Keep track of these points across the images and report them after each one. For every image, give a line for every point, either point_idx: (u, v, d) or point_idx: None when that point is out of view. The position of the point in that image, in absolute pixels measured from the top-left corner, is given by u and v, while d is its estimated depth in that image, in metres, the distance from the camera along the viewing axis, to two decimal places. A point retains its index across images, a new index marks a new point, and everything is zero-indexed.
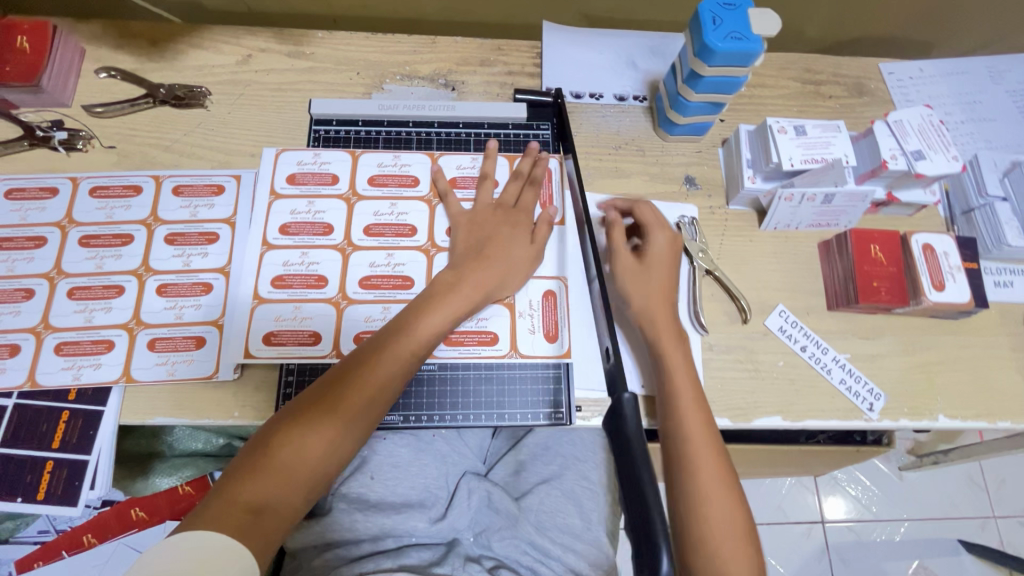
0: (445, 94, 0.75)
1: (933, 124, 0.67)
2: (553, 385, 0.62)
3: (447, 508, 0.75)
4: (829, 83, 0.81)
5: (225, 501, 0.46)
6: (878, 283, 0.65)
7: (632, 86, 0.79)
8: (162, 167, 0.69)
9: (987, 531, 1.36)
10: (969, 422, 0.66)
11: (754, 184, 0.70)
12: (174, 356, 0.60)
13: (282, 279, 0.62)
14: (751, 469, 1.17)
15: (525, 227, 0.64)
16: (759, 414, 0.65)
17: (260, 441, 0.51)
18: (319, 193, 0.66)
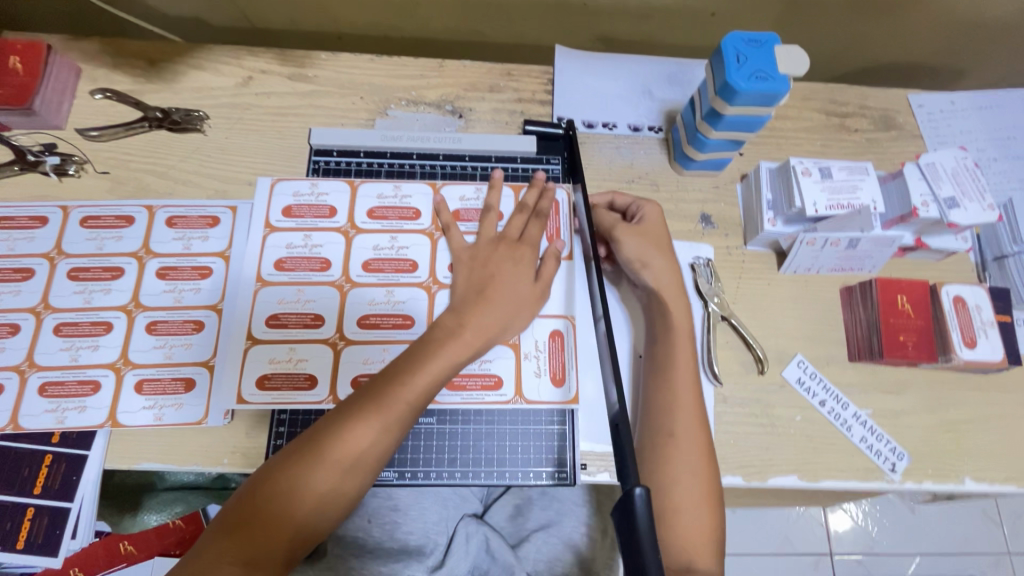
0: (452, 122, 0.72)
1: (968, 168, 0.63)
2: (558, 441, 0.58)
3: (447, 554, 0.72)
4: (855, 116, 0.77)
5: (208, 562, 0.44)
6: (904, 337, 0.62)
7: (647, 116, 0.75)
8: (156, 195, 0.66)
9: (1002, 568, 1.32)
10: (998, 486, 0.62)
11: (774, 227, 0.66)
12: (163, 399, 0.58)
13: (276, 317, 0.59)
14: (759, 503, 1.14)
15: (529, 261, 0.59)
16: (774, 473, 0.61)
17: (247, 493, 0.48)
18: (315, 224, 0.62)
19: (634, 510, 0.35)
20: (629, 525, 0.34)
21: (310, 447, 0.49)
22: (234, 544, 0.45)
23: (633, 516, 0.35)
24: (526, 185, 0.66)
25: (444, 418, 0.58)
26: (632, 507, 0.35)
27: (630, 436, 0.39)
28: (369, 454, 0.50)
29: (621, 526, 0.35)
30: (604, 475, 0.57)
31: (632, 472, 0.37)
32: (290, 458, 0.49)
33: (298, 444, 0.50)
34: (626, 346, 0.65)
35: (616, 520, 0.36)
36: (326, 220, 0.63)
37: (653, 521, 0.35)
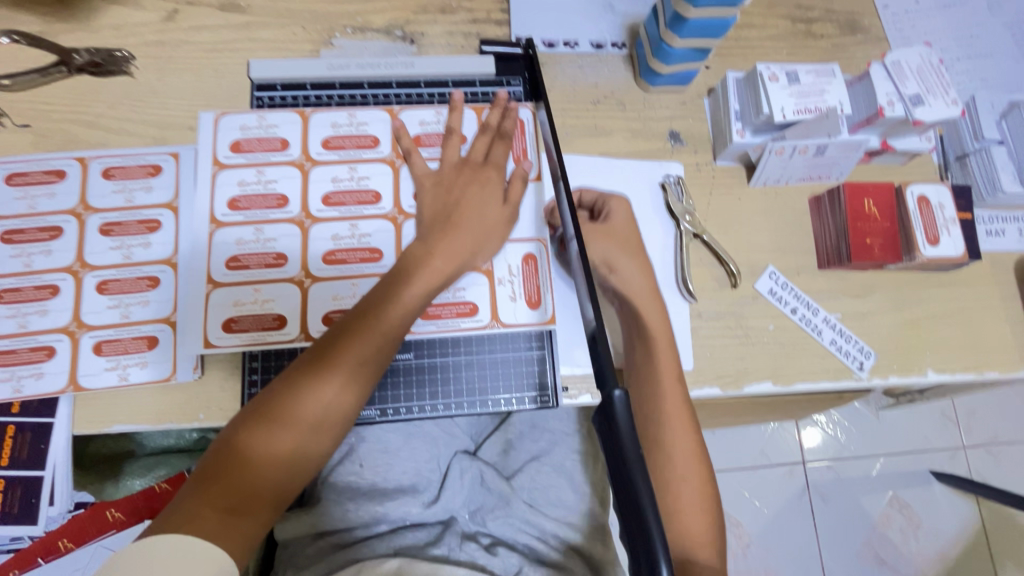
0: (405, 49, 0.67)
1: (932, 65, 0.62)
2: (538, 366, 0.58)
3: (441, 489, 0.73)
4: (821, 21, 0.75)
5: (191, 508, 0.43)
6: (870, 240, 0.63)
7: (609, 32, 0.71)
8: (88, 146, 0.61)
9: (956, 461, 1.43)
10: (957, 375, 0.65)
11: (743, 138, 0.65)
12: (126, 359, 0.55)
13: (236, 259, 0.56)
14: (735, 419, 1.19)
15: (496, 183, 0.57)
16: (749, 380, 0.63)
17: (226, 440, 0.47)
18: (268, 161, 0.58)
19: (614, 411, 0.35)
20: (611, 425, 0.35)
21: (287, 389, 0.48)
22: (217, 488, 0.44)
23: (613, 418, 0.35)
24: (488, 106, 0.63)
25: (422, 351, 0.58)
26: (613, 409, 0.35)
27: (607, 347, 0.39)
28: (349, 393, 0.49)
29: (603, 428, 0.35)
30: (586, 395, 0.57)
31: (609, 378, 0.37)
32: (267, 402, 0.48)
33: (273, 389, 0.49)
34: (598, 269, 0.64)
35: (598, 423, 0.36)
36: (278, 154, 0.59)
37: (633, 421, 0.35)
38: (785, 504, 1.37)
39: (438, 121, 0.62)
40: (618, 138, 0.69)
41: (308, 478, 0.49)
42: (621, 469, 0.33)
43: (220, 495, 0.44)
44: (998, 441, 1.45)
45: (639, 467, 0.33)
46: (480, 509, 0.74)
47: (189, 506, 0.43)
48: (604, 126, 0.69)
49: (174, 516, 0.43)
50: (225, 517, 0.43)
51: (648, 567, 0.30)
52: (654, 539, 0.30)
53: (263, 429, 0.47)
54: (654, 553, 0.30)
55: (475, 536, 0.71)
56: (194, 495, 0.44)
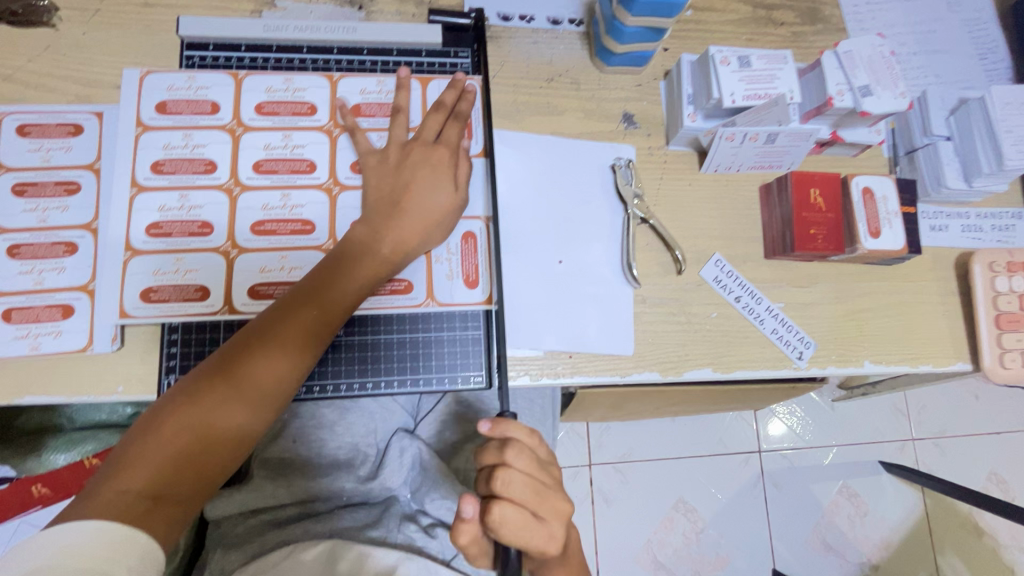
0: (351, 15, 0.63)
1: (883, 56, 0.62)
2: (471, 345, 0.57)
3: (378, 466, 0.73)
4: (782, 8, 0.74)
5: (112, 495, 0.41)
6: (814, 231, 0.63)
7: (568, 8, 0.69)
8: (3, 101, 0.57)
9: (905, 453, 1.47)
10: (893, 366, 0.67)
11: (694, 122, 0.64)
12: (37, 328, 0.52)
13: (158, 226, 0.53)
14: (692, 405, 1.20)
15: (445, 166, 0.55)
16: (689, 366, 0.63)
17: (151, 420, 0.45)
18: (200, 126, 0.56)
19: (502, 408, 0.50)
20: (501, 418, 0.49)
21: (220, 367, 0.46)
22: (142, 472, 0.42)
23: None
24: (442, 78, 0.61)
25: (352, 328, 0.56)
26: None
27: None
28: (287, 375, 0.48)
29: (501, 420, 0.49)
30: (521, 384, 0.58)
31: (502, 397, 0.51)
32: (197, 380, 0.46)
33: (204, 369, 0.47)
34: (545, 252, 0.63)
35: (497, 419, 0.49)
36: (208, 118, 0.56)
37: None
38: (739, 492, 1.39)
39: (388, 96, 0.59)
40: (571, 118, 0.67)
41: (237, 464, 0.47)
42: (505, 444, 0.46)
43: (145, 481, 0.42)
44: (945, 433, 1.50)
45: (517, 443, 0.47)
46: (420, 489, 0.74)
47: (107, 495, 0.41)
48: (557, 104, 0.67)
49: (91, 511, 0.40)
50: (150, 505, 0.41)
51: None
52: None
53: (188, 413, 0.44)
54: None
55: (415, 517, 0.72)
56: (114, 485, 0.41)
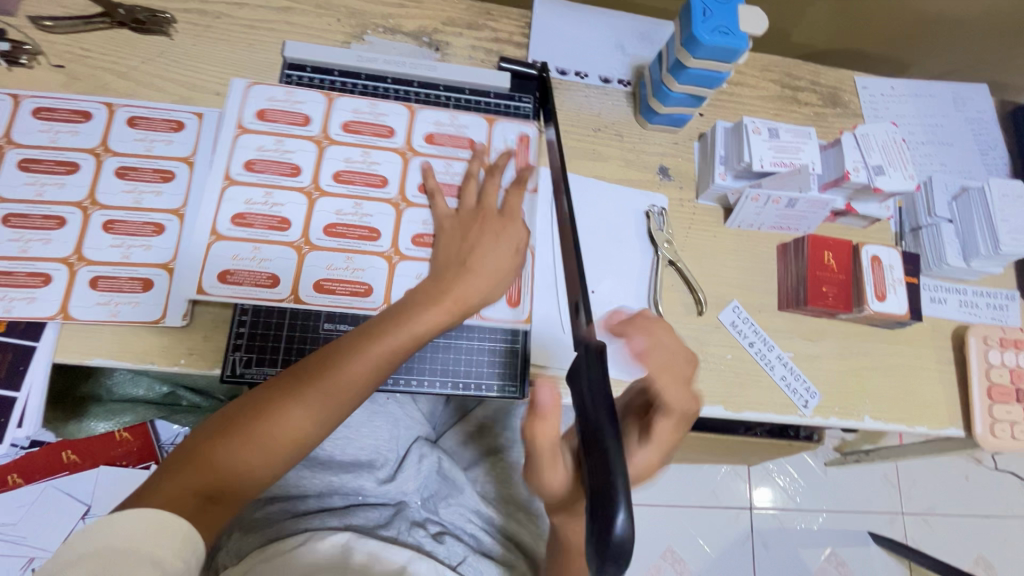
0: (428, 54, 0.72)
1: (896, 142, 0.70)
2: (508, 356, 0.62)
3: (397, 470, 0.76)
4: (807, 90, 0.83)
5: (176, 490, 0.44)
6: (826, 289, 0.69)
7: (618, 70, 0.78)
8: (116, 94, 0.64)
9: (894, 525, 1.49)
10: (891, 424, 0.71)
11: (724, 181, 0.71)
12: (119, 297, 0.57)
13: (242, 216, 0.59)
14: (692, 452, 1.24)
15: (505, 234, 0.61)
16: (702, 402, 0.68)
17: (213, 432, 0.48)
18: (292, 135, 0.63)
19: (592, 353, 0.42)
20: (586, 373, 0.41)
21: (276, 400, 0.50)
22: (200, 474, 0.46)
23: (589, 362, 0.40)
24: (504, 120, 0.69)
25: None
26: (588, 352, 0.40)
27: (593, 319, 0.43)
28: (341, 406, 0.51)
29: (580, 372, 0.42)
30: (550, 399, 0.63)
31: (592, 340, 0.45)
32: (257, 408, 0.49)
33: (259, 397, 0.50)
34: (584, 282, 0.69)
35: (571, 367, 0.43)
36: (297, 126, 0.63)
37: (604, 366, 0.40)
38: (728, 547, 1.40)
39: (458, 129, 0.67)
40: (612, 165, 0.74)
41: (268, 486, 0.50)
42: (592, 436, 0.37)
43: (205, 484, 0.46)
44: (934, 510, 1.51)
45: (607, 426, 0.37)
46: (434, 496, 0.77)
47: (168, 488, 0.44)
48: (601, 152, 0.75)
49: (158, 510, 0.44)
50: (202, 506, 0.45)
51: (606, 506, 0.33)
52: (617, 484, 0.33)
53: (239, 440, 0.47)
54: (615, 499, 0.33)
55: (424, 524, 0.73)
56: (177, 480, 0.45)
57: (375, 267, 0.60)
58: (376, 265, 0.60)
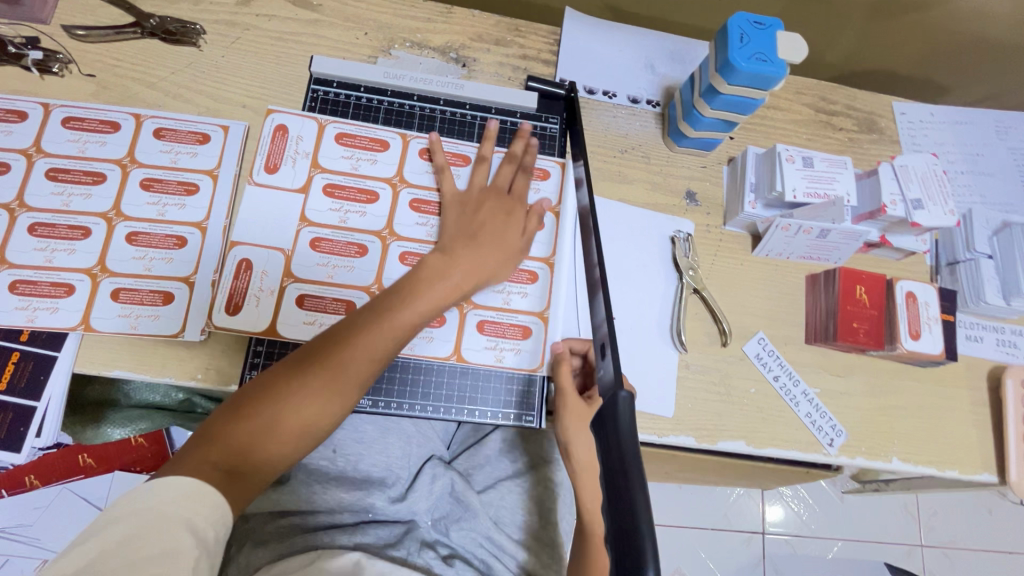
0: (455, 70, 0.72)
1: (936, 174, 0.67)
2: (524, 385, 0.61)
3: (408, 489, 0.75)
4: (842, 115, 0.81)
5: (219, 432, 0.46)
6: (857, 324, 0.66)
7: (647, 90, 0.76)
8: (144, 105, 0.64)
9: (912, 557, 1.44)
10: (919, 467, 0.69)
11: (754, 209, 0.69)
12: (139, 309, 0.57)
13: (346, 145, 0.64)
14: (706, 475, 1.21)
15: (518, 215, 0.62)
16: (723, 437, 0.66)
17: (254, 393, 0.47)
18: (402, 170, 0.65)
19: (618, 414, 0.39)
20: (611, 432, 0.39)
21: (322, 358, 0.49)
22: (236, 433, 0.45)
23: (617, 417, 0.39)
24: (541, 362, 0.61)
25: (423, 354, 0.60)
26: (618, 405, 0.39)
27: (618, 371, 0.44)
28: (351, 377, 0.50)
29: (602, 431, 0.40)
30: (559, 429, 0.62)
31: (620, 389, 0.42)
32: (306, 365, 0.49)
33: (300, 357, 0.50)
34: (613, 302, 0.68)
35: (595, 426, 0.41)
36: (486, 125, 0.66)
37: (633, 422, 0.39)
38: (738, 571, 1.37)
39: (545, 277, 0.63)
40: (638, 188, 0.73)
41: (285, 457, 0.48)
42: (624, 506, 0.34)
43: (241, 444, 0.45)
44: (954, 543, 1.47)
45: (638, 486, 0.35)
46: (444, 518, 0.76)
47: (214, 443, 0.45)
48: (627, 174, 0.73)
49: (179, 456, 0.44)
50: (224, 478, 0.43)
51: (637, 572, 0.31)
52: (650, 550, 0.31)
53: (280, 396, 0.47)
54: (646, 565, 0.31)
55: (433, 545, 0.74)
56: (223, 419, 0.46)
57: (353, 300, 0.60)
58: (353, 295, 0.60)
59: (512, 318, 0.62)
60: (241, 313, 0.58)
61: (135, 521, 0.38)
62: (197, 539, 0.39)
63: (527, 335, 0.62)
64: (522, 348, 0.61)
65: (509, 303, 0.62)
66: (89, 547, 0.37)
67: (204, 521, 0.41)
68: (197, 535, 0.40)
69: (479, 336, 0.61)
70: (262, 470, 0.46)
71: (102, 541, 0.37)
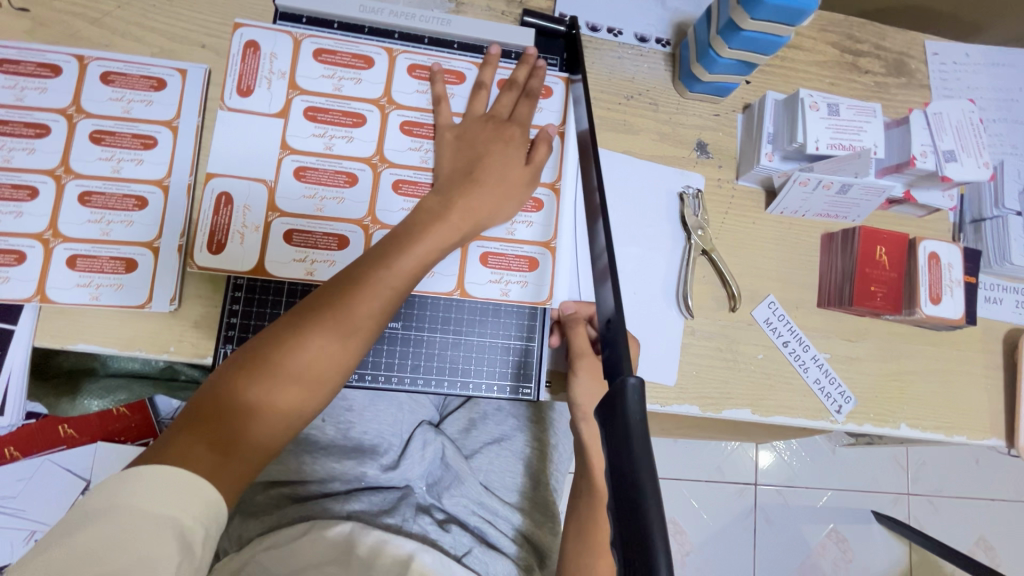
0: (441, 3, 0.63)
1: (971, 123, 0.61)
2: (519, 355, 0.57)
3: (401, 456, 0.73)
4: (869, 56, 0.73)
5: (237, 379, 0.43)
6: (875, 288, 0.62)
7: (657, 27, 0.68)
8: (89, 45, 0.57)
9: (899, 505, 1.48)
10: (928, 432, 0.67)
11: (771, 162, 0.63)
12: (99, 278, 0.52)
13: (326, 60, 0.57)
14: (702, 430, 1.21)
15: (519, 143, 0.56)
16: (728, 406, 0.63)
17: (246, 354, 0.44)
18: (392, 85, 0.57)
19: (625, 402, 0.33)
20: (618, 423, 0.33)
21: (319, 307, 0.46)
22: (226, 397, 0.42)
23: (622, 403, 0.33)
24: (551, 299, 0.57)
25: (409, 322, 0.56)
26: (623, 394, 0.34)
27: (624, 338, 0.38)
28: (352, 325, 0.46)
29: (605, 422, 0.34)
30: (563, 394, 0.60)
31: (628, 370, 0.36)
32: (304, 314, 0.45)
33: (301, 307, 0.46)
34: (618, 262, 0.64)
35: (597, 416, 0.35)
36: (488, 49, 0.59)
37: (643, 411, 0.33)
38: (730, 521, 1.40)
39: (551, 205, 0.58)
40: (644, 139, 0.67)
41: (291, 417, 0.44)
42: (634, 508, 0.29)
43: (260, 393, 0.43)
44: (941, 492, 1.50)
45: (649, 479, 0.30)
46: (437, 484, 0.74)
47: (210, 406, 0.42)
48: (633, 123, 0.66)
49: (195, 407, 0.42)
50: (218, 458, 0.40)
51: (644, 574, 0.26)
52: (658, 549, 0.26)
53: (281, 347, 0.44)
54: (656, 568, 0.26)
55: (429, 510, 0.72)
56: (238, 364, 0.44)
57: (346, 235, 0.54)
58: (345, 229, 0.54)
59: (518, 250, 0.57)
60: (226, 252, 0.53)
61: (113, 525, 0.35)
62: (183, 545, 0.36)
63: (534, 267, 0.57)
64: (529, 281, 0.57)
65: (513, 234, 0.57)
66: (62, 548, 0.33)
67: (192, 521, 0.37)
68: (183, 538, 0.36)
69: (483, 269, 0.56)
70: (273, 423, 0.43)
71: (73, 546, 0.33)
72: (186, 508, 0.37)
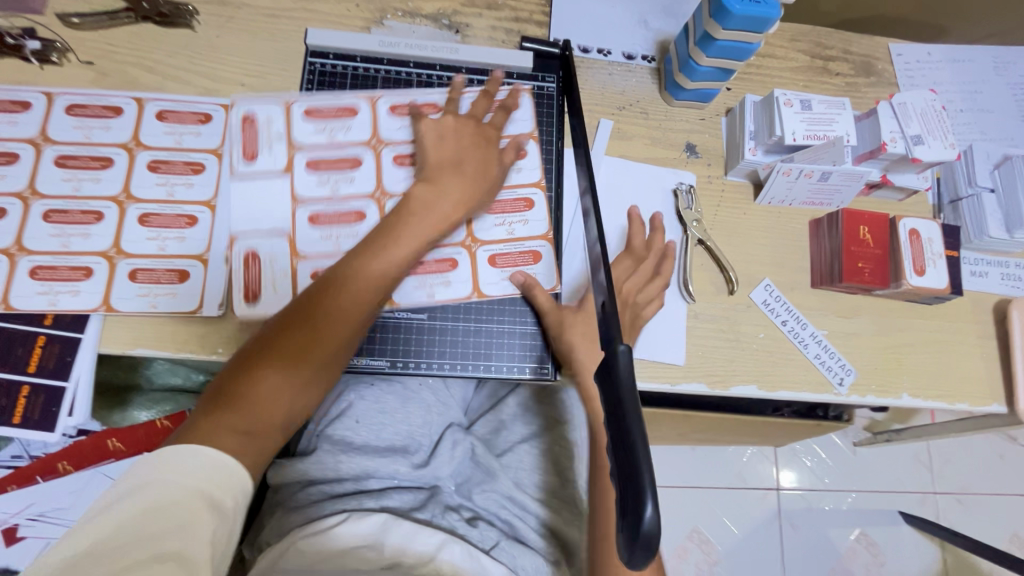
0: (449, 36, 0.71)
1: (935, 110, 0.67)
2: (536, 340, 0.62)
3: (431, 455, 0.78)
4: (838, 60, 0.80)
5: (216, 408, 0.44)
6: (862, 264, 0.67)
7: (642, 45, 0.76)
8: (144, 89, 0.65)
9: (926, 505, 1.46)
10: (929, 401, 0.70)
11: (754, 156, 0.70)
12: (157, 288, 0.59)
13: (314, 103, 0.65)
14: (720, 435, 1.23)
15: (494, 142, 0.62)
16: (735, 382, 0.67)
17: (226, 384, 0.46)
18: (380, 116, 0.65)
19: (617, 366, 0.39)
20: (612, 378, 0.38)
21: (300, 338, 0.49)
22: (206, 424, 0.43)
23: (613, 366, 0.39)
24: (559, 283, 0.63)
25: (435, 313, 0.61)
26: (614, 360, 0.39)
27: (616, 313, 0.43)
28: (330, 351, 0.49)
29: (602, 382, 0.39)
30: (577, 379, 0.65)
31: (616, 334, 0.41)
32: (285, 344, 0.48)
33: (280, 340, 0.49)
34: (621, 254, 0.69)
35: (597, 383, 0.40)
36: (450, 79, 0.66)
37: (632, 370, 0.38)
38: (756, 528, 1.39)
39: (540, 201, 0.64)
40: (638, 144, 0.73)
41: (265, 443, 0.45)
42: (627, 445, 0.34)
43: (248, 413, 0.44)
44: (967, 490, 1.49)
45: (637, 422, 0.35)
46: (466, 483, 0.78)
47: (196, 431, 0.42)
48: (626, 131, 0.73)
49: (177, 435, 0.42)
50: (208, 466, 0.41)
51: (635, 499, 0.32)
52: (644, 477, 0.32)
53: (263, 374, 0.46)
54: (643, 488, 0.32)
55: (458, 508, 0.74)
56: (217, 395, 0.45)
57: None
58: None
59: (521, 247, 0.63)
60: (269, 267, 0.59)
61: (157, 490, 0.39)
62: (215, 512, 0.39)
63: (539, 259, 0.63)
64: (539, 272, 0.62)
65: (513, 233, 0.63)
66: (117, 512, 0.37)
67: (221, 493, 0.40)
68: (214, 506, 0.40)
69: (493, 270, 0.62)
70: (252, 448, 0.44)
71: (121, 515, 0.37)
72: (219, 479, 0.41)
